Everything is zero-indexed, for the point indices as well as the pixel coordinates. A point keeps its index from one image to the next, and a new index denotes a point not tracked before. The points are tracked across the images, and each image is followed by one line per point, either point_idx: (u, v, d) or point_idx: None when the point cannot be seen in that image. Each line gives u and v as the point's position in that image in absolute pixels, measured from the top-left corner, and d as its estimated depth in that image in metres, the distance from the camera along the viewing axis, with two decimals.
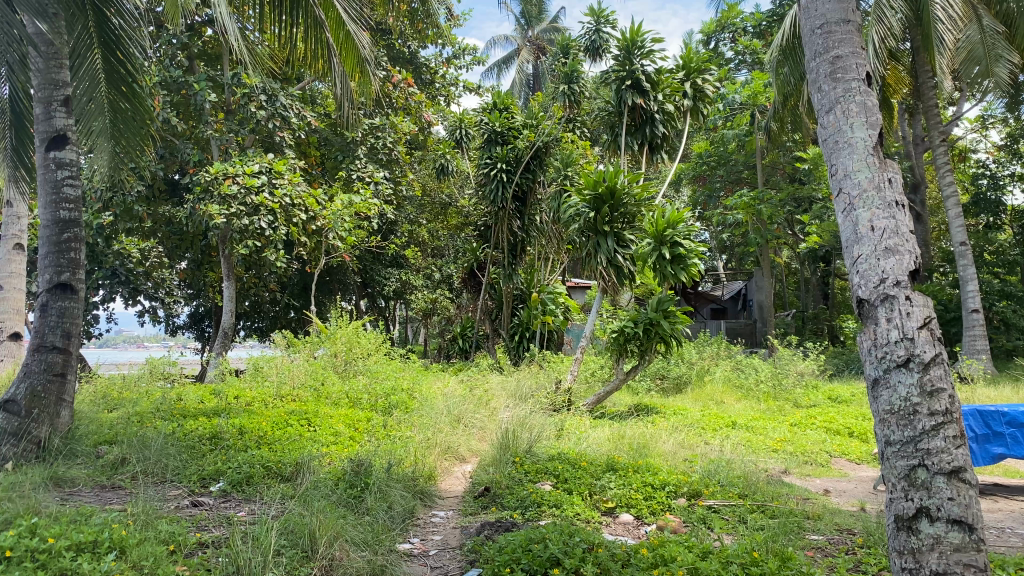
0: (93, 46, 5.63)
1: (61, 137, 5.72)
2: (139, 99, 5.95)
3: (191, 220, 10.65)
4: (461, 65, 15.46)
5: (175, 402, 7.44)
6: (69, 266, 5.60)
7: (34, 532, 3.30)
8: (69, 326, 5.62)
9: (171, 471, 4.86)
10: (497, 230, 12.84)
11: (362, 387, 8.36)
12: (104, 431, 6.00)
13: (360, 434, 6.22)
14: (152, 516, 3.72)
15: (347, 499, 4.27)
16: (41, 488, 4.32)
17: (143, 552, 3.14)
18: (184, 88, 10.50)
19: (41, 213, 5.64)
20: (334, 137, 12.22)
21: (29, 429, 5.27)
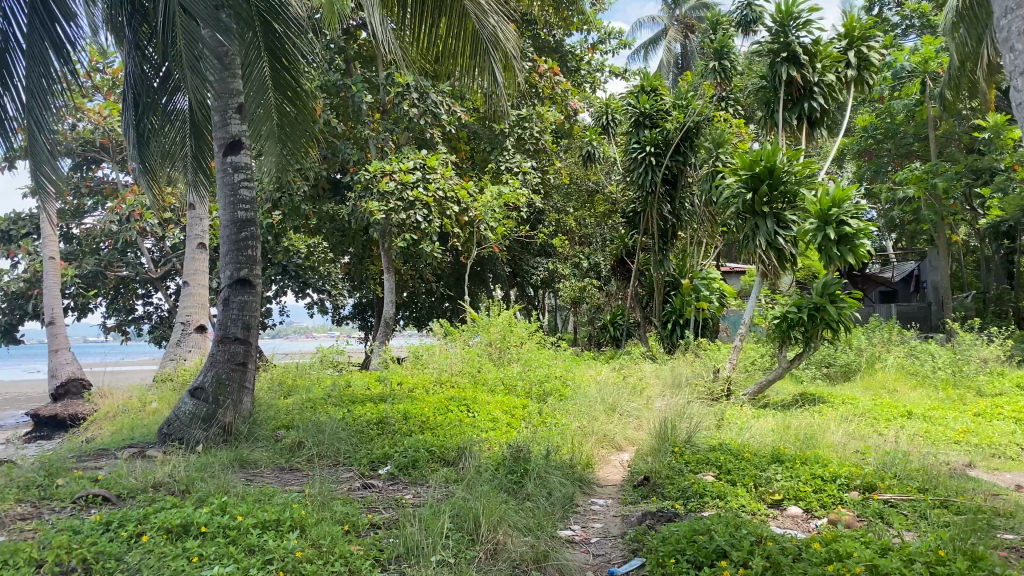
0: (262, 54, 6.02)
1: (237, 143, 6.08)
2: (303, 101, 6.34)
3: (352, 217, 11.16)
4: (607, 50, 15.36)
5: (344, 389, 7.83)
6: (247, 262, 6.00)
7: (224, 509, 3.58)
8: (249, 318, 6.01)
9: (343, 454, 5.14)
10: (647, 215, 12.64)
11: (517, 374, 8.48)
12: (281, 416, 6.43)
13: (518, 421, 6.29)
14: (328, 497, 3.93)
15: (508, 484, 4.34)
16: (229, 469, 4.67)
17: (320, 532, 3.30)
18: (343, 91, 11.04)
19: (221, 215, 6.04)
20: (483, 130, 12.42)
21: (218, 414, 5.72)
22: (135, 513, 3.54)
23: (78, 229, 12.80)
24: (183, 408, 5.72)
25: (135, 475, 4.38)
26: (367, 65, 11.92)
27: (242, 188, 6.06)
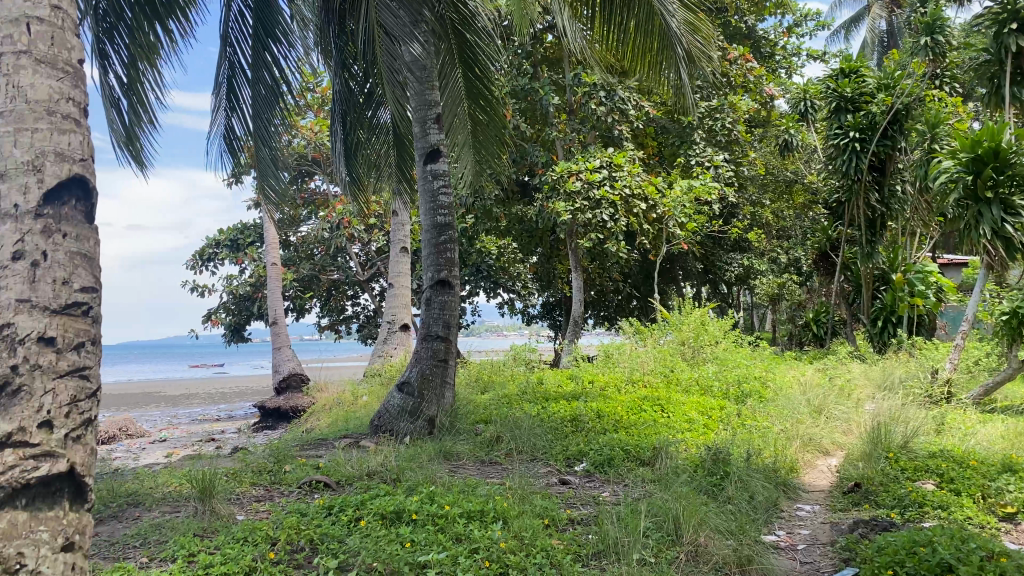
0: (456, 64, 6.29)
1: (435, 152, 6.33)
2: (494, 108, 6.51)
3: (541, 218, 11.40)
4: (804, 33, 14.64)
5: (538, 386, 8.01)
6: (446, 264, 6.25)
7: (432, 498, 3.78)
8: (450, 317, 6.27)
9: (539, 449, 5.26)
10: (852, 206, 11.92)
11: (713, 374, 8.26)
12: (480, 411, 6.67)
13: (716, 422, 6.13)
14: (528, 491, 4.03)
15: (708, 487, 4.26)
16: (435, 460, 4.92)
17: (522, 524, 3.39)
18: (531, 94, 11.25)
19: (423, 219, 6.36)
20: (671, 124, 12.23)
21: (422, 408, 6.05)
22: (353, 499, 3.81)
23: (295, 236, 13.92)
24: (392, 401, 6.13)
25: (352, 463, 4.70)
26: (554, 66, 12.07)
27: (441, 194, 6.32)
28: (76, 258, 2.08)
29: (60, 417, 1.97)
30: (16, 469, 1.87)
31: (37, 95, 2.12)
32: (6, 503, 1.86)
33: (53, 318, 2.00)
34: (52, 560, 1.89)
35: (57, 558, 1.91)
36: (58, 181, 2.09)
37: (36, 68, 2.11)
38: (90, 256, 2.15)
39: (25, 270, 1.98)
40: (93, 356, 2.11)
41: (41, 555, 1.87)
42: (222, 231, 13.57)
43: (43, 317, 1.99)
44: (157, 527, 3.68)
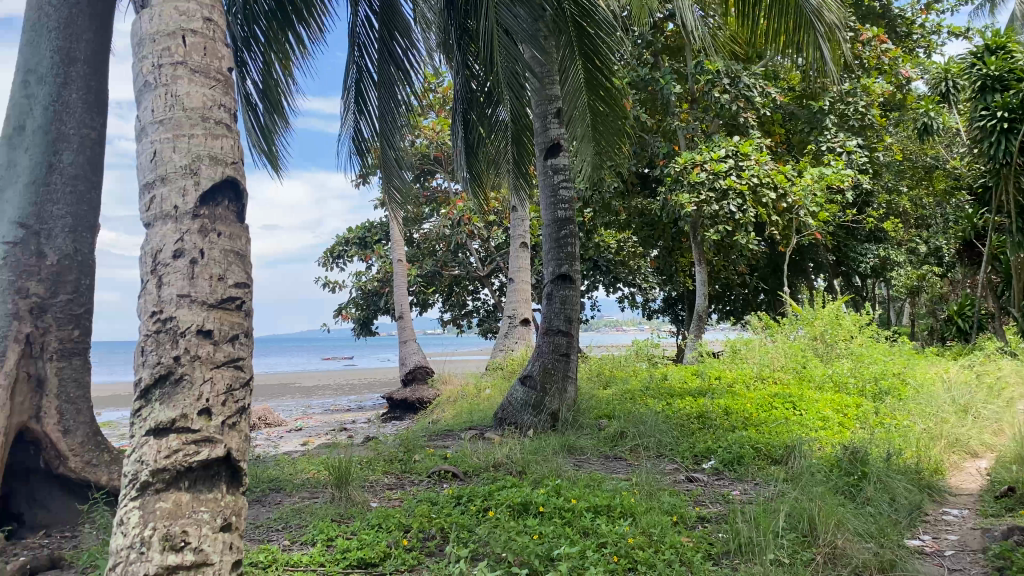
0: (575, 58, 6.17)
1: (555, 146, 6.48)
2: (615, 99, 6.33)
3: (664, 211, 11.22)
4: (944, 9, 13.77)
5: (662, 382, 7.90)
6: (567, 258, 6.26)
7: (559, 492, 3.80)
8: (571, 312, 6.27)
9: (665, 446, 5.18)
10: (1000, 191, 11.14)
11: (847, 371, 7.91)
12: (603, 406, 6.65)
13: (852, 421, 5.86)
14: (655, 487, 3.98)
15: (845, 487, 4.09)
16: (559, 454, 4.94)
17: (651, 520, 3.36)
18: (652, 84, 11.08)
19: (544, 214, 6.40)
20: (800, 110, 11.77)
21: (545, 402, 6.08)
22: (482, 490, 3.88)
23: (418, 233, 14.27)
24: (515, 394, 6.24)
25: (479, 455, 4.80)
26: (675, 55, 11.85)
27: (562, 189, 6.36)
28: (231, 255, 2.21)
29: (218, 404, 2.10)
30: (181, 452, 2.02)
31: (193, 103, 2.26)
32: (172, 484, 2.01)
33: (211, 312, 2.13)
34: (213, 540, 2.01)
35: (218, 539, 2.02)
36: (213, 183, 2.22)
37: (193, 77, 2.27)
38: (243, 253, 2.27)
39: (185, 267, 2.12)
40: (246, 348, 2.22)
41: (203, 534, 1.99)
42: (351, 229, 14.08)
43: (203, 311, 2.11)
44: (296, 512, 3.86)
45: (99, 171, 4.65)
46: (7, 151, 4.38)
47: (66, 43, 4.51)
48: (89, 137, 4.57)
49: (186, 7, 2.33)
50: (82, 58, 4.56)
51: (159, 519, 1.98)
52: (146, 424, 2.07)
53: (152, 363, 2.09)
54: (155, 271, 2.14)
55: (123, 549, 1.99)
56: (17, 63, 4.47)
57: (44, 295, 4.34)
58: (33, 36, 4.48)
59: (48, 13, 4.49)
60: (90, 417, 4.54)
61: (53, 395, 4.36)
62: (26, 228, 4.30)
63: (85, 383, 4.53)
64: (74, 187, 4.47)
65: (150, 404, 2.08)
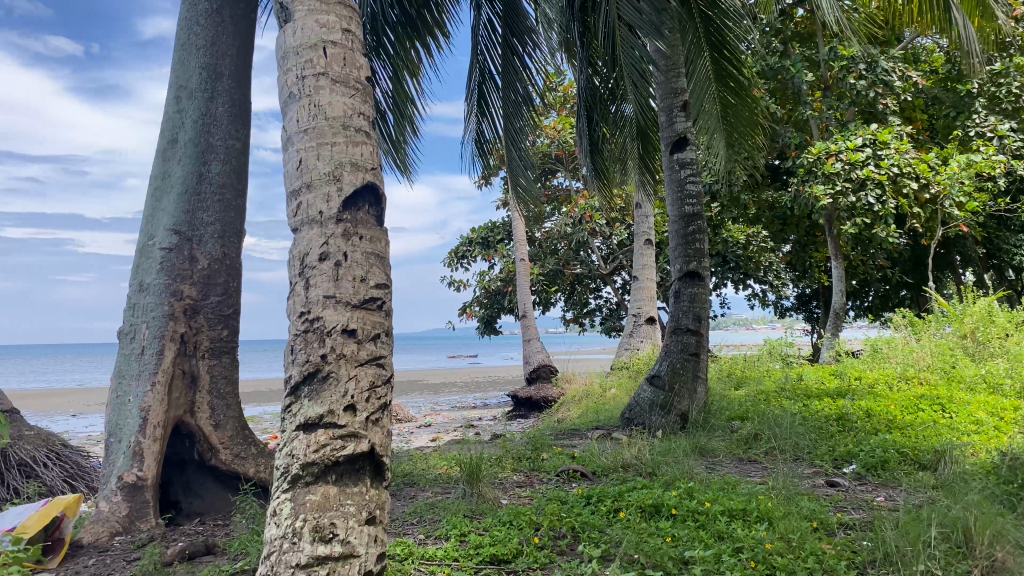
0: (703, 49, 6.06)
1: (682, 139, 6.30)
2: (746, 90, 6.10)
3: (796, 204, 10.80)
4: None
5: (798, 382, 7.61)
6: (696, 255, 6.12)
7: (692, 494, 3.72)
8: (700, 310, 6.12)
9: (802, 449, 4.99)
10: None
11: (1003, 371, 7.37)
12: (735, 407, 6.47)
13: (1010, 425, 5.45)
14: (793, 491, 3.83)
15: (1004, 496, 3.81)
16: (690, 455, 4.85)
17: (789, 525, 3.23)
18: (781, 73, 10.70)
19: (671, 210, 6.29)
20: (944, 94, 11.08)
21: (674, 402, 6.00)
22: (612, 490, 3.85)
23: (540, 232, 14.32)
24: (643, 394, 6.20)
25: (608, 455, 4.78)
26: (805, 42, 11.41)
27: (689, 183, 6.21)
28: (372, 258, 2.28)
29: (362, 401, 2.17)
30: (328, 447, 2.10)
31: (334, 111, 2.36)
32: (321, 477, 2.10)
33: (355, 312, 2.21)
34: (359, 532, 2.07)
35: (364, 531, 2.08)
36: (356, 188, 2.31)
37: (334, 86, 2.37)
38: (383, 255, 2.34)
39: (330, 269, 2.21)
40: (386, 347, 2.29)
41: (350, 527, 2.06)
42: (474, 230, 14.28)
43: (347, 311, 2.20)
44: (430, 506, 3.96)
45: (243, 180, 4.91)
46: (162, 163, 4.70)
47: (212, 60, 4.81)
48: (234, 147, 4.84)
49: (326, 19, 2.45)
50: (227, 73, 4.86)
51: (309, 511, 2.06)
52: (296, 420, 2.17)
53: (301, 361, 2.19)
54: (303, 274, 2.24)
55: (277, 538, 2.08)
56: (170, 81, 4.82)
57: (197, 297, 4.61)
58: (184, 55, 4.82)
59: (196, 32, 4.82)
60: (238, 412, 4.81)
61: (204, 391, 4.64)
62: (180, 234, 4.58)
63: (234, 380, 4.81)
64: (222, 196, 4.74)
65: (300, 400, 2.18)
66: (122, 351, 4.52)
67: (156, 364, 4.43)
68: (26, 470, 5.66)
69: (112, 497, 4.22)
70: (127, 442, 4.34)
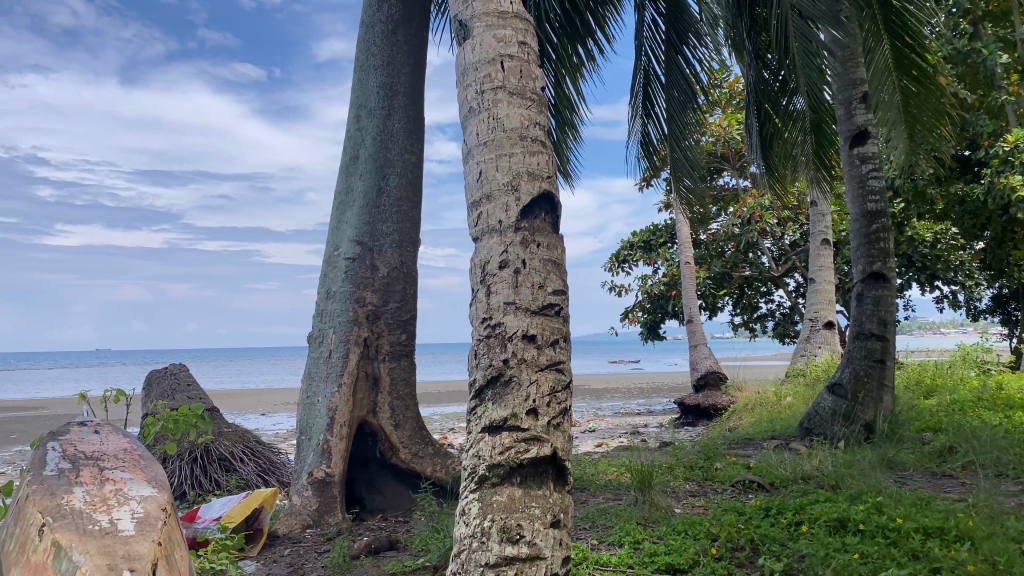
0: (880, 36, 5.74)
1: (862, 134, 6.02)
2: (930, 79, 5.67)
3: (991, 197, 9.95)
4: None
5: (998, 392, 6.99)
6: (880, 255, 5.77)
7: (881, 509, 3.51)
8: (886, 314, 5.74)
9: (1005, 465, 4.59)
10: None
11: None
12: (926, 417, 6.05)
13: None
14: (997, 510, 3.53)
15: None
16: (877, 468, 4.58)
17: (994, 547, 2.97)
18: (972, 56, 9.90)
19: (851, 207, 5.98)
20: None
21: (857, 412, 5.71)
22: (792, 502, 3.71)
23: (705, 235, 13.99)
24: (824, 403, 5.93)
25: (786, 466, 4.60)
26: (999, 21, 10.51)
27: (871, 178, 5.88)
28: (550, 265, 2.32)
29: (544, 405, 2.21)
30: (513, 449, 2.16)
31: (512, 123, 2.43)
32: (506, 479, 2.16)
33: (534, 318, 2.26)
34: (545, 535, 2.10)
35: (549, 534, 2.12)
36: (532, 197, 2.36)
37: (511, 98, 2.44)
38: (560, 262, 2.38)
39: (510, 276, 2.27)
40: (566, 351, 2.32)
41: (536, 529, 2.09)
42: (637, 234, 14.13)
43: (527, 317, 2.25)
44: (602, 511, 3.97)
45: (418, 191, 5.12)
46: (345, 178, 5.01)
47: (389, 79, 5.06)
48: (409, 161, 5.05)
49: (503, 34, 2.54)
50: (402, 91, 5.08)
51: (496, 512, 2.12)
52: (482, 422, 2.24)
53: (484, 365, 2.27)
54: (484, 282, 2.32)
55: (465, 538, 2.15)
56: (352, 100, 5.12)
57: (378, 303, 4.86)
58: (363, 75, 5.10)
59: (374, 53, 5.10)
60: (417, 413, 5.01)
61: (386, 392, 4.87)
62: (361, 245, 4.85)
63: (412, 382, 5.02)
64: (399, 207, 4.97)
65: (484, 403, 2.25)
66: (312, 355, 4.84)
67: (342, 367, 4.71)
68: (226, 464, 6.16)
69: (304, 492, 4.52)
70: (316, 440, 4.63)
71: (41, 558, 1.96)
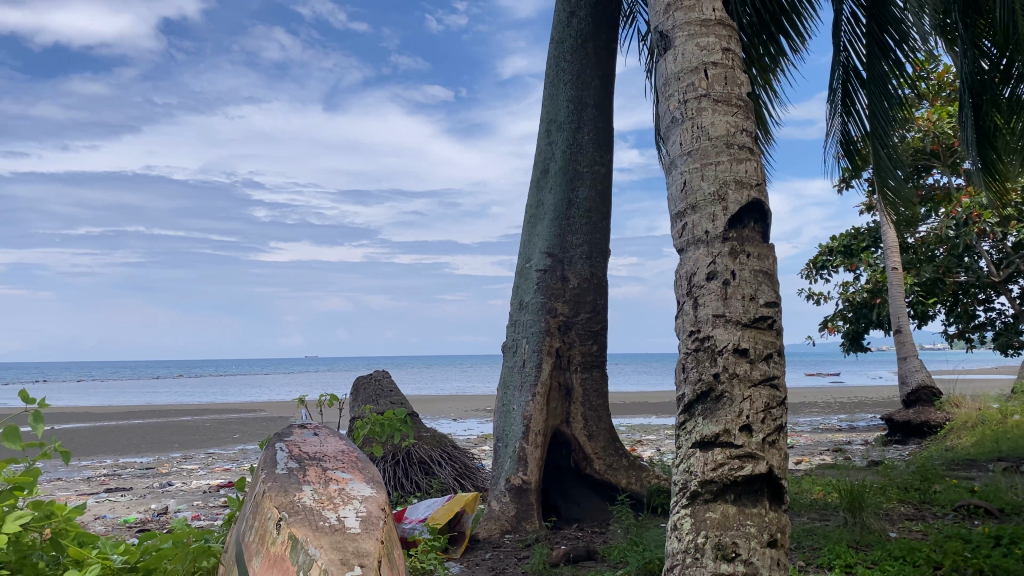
0: None
1: None
2: None
3: None
4: None
5: None
6: None
7: None
8: None
9: None
10: None
11: None
12: None
13: None
14: None
15: None
16: None
17: None
18: None
19: None
20: None
21: None
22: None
23: (914, 237, 12.99)
24: None
25: (1019, 491, 4.17)
26: None
27: None
28: (760, 276, 2.27)
29: (758, 422, 2.16)
30: (726, 466, 2.14)
31: (718, 131, 2.42)
32: (720, 495, 2.15)
33: (745, 332, 2.22)
34: (762, 554, 2.08)
35: (766, 553, 2.09)
36: (740, 207, 2.33)
37: (716, 106, 2.44)
38: (772, 273, 2.31)
39: (719, 288, 2.25)
40: (780, 366, 2.25)
41: (752, 547, 2.08)
42: (835, 239, 13.34)
43: (738, 330, 2.22)
44: (808, 532, 3.78)
45: (609, 203, 5.11)
46: (537, 192, 5.13)
47: (579, 92, 5.11)
48: (599, 172, 5.05)
49: (706, 42, 2.54)
50: (592, 103, 5.11)
51: (710, 528, 2.13)
52: (692, 437, 2.24)
53: (693, 379, 2.26)
54: (691, 294, 2.32)
55: (678, 552, 2.18)
56: (543, 116, 5.23)
57: (569, 314, 4.91)
58: (554, 90, 5.19)
59: (565, 68, 5.16)
60: (610, 424, 4.99)
61: (578, 402, 4.91)
62: (553, 257, 4.93)
63: (605, 392, 5.00)
64: (589, 218, 4.98)
65: (694, 417, 2.25)
66: (507, 364, 4.99)
67: (536, 376, 4.82)
68: (426, 467, 6.46)
69: (502, 498, 4.65)
70: (513, 447, 4.76)
71: (281, 549, 2.14)
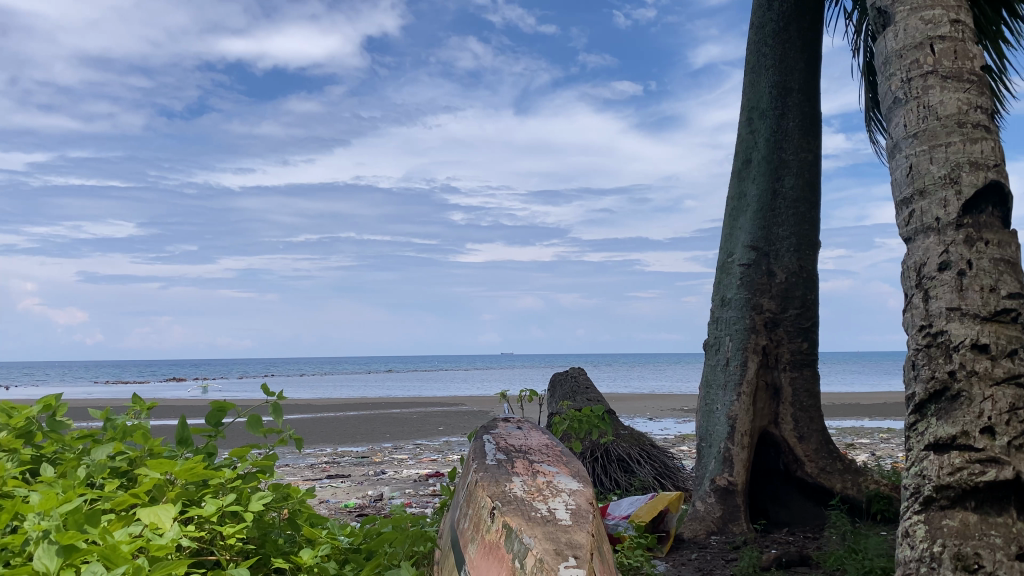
0: None
1: None
2: None
3: None
4: None
5: None
6: None
7: None
8: None
9: None
10: None
11: None
12: None
13: None
14: None
15: None
16: None
17: None
18: None
19: None
20: None
21: None
22: None
23: None
24: None
25: None
26: None
27: None
28: (1001, 265, 2.18)
29: (1002, 423, 2.07)
30: (966, 471, 2.06)
31: (949, 110, 2.30)
32: (959, 501, 2.07)
33: (985, 325, 2.13)
34: (1009, 566, 1.98)
35: (1015, 566, 1.98)
36: (975, 190, 2.24)
37: (946, 84, 2.32)
38: (1014, 261, 2.22)
39: (954, 280, 2.17)
40: None
41: (999, 559, 1.98)
42: None
43: (976, 324, 2.14)
44: None
45: (818, 191, 4.86)
46: (738, 183, 4.97)
47: (782, 77, 4.91)
48: (806, 159, 4.83)
49: (932, 16, 2.41)
50: (796, 88, 4.89)
51: (949, 536, 2.04)
52: (924, 440, 2.17)
53: (925, 377, 2.19)
54: (922, 285, 2.25)
55: (912, 561, 2.10)
56: (744, 104, 5.07)
57: (776, 310, 4.72)
58: (755, 78, 5.02)
59: (766, 54, 4.98)
60: (823, 425, 4.76)
61: (788, 403, 4.71)
62: (757, 250, 4.76)
63: (816, 393, 4.76)
64: (797, 209, 4.76)
65: (926, 418, 2.18)
66: (709, 362, 4.88)
67: (741, 375, 4.67)
68: (625, 464, 6.46)
69: (707, 498, 4.57)
70: (718, 447, 4.65)
71: (496, 537, 2.23)
